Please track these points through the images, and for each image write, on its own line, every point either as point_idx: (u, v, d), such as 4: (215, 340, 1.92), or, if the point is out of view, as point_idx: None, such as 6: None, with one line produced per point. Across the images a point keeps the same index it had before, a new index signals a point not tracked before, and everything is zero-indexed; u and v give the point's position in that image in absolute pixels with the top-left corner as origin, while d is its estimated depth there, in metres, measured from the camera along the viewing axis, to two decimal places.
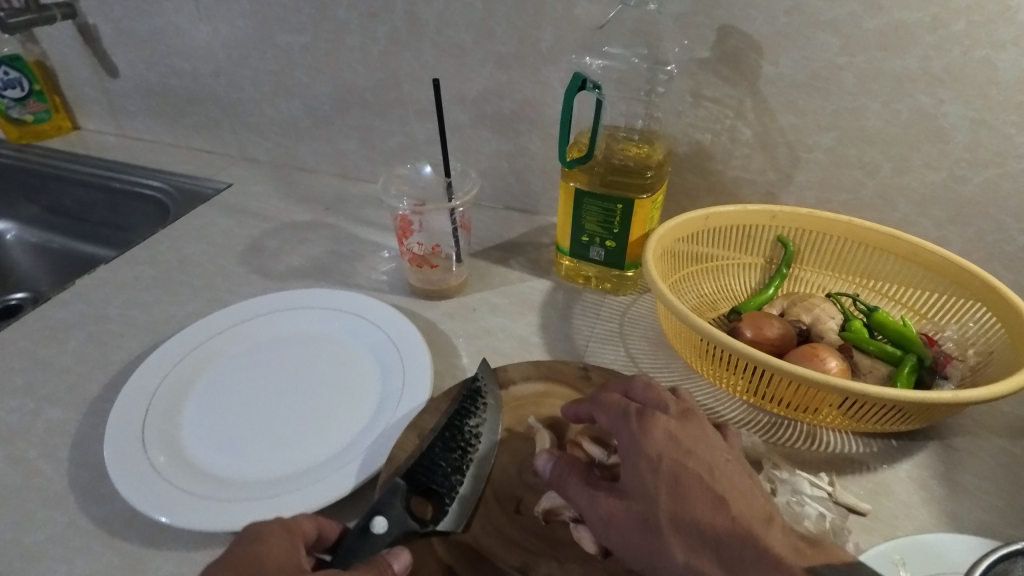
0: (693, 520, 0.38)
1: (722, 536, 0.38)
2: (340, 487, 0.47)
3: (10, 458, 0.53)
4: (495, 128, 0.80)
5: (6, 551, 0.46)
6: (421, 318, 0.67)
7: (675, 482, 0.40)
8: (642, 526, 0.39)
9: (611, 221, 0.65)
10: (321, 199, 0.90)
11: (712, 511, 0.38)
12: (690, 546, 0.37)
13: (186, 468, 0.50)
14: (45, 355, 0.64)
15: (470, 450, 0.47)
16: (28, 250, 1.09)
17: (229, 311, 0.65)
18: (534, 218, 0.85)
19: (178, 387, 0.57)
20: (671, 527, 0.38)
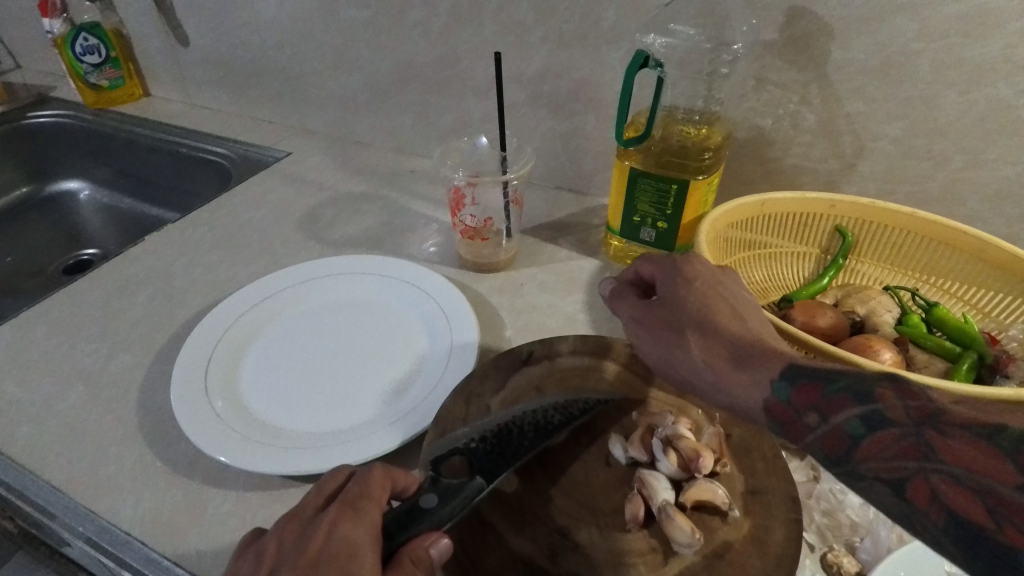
0: (702, 335, 0.42)
1: (733, 342, 0.41)
2: (389, 442, 0.49)
3: (87, 398, 0.57)
4: (551, 107, 0.80)
5: (82, 481, 0.50)
6: (471, 290, 0.69)
7: (684, 309, 0.44)
8: (674, 332, 0.44)
9: (665, 202, 0.64)
10: (377, 172, 0.92)
11: (744, 332, 0.42)
12: (707, 351, 0.42)
13: (243, 416, 0.53)
14: (118, 305, 0.68)
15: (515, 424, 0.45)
16: (99, 209, 1.16)
17: (288, 272, 0.68)
18: (584, 199, 0.85)
19: (238, 341, 0.60)
20: (690, 342, 0.42)
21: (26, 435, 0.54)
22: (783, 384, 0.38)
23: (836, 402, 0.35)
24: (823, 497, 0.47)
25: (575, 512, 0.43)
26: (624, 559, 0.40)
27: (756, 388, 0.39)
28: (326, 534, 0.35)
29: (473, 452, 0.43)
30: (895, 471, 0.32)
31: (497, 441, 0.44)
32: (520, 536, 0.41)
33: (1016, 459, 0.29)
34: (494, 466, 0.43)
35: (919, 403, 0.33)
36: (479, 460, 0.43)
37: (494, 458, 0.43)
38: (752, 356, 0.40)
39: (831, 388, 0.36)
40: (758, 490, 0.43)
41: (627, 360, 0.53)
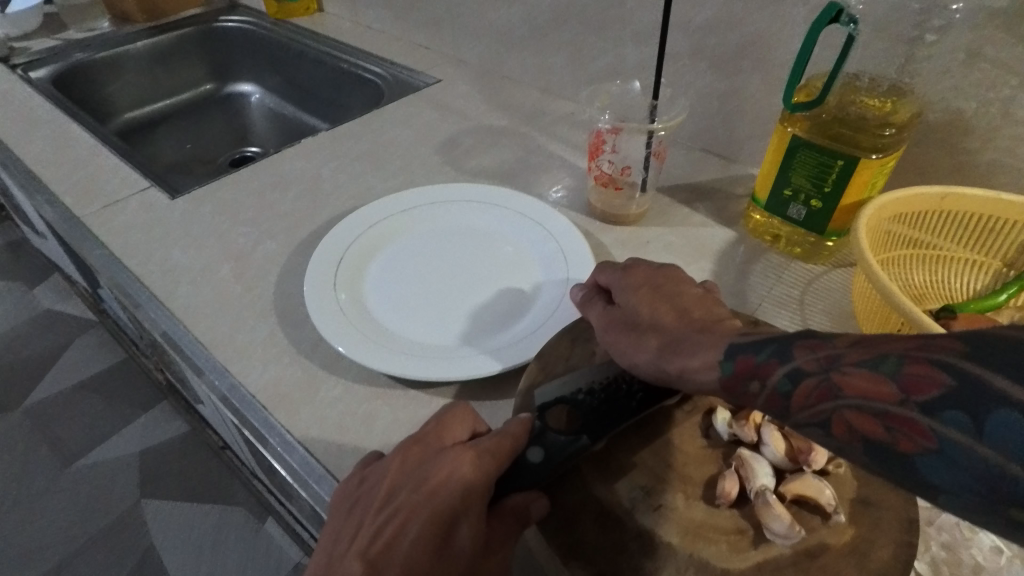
0: (659, 329, 0.41)
1: (682, 335, 0.39)
2: (490, 367, 0.50)
3: (236, 272, 0.64)
4: (714, 61, 0.74)
5: (222, 342, 0.56)
6: (594, 239, 0.67)
7: (642, 312, 0.43)
8: (631, 330, 0.42)
9: (824, 178, 0.58)
10: (520, 109, 0.92)
11: (687, 324, 0.40)
12: (660, 344, 0.40)
13: (363, 314, 0.56)
14: (271, 197, 0.74)
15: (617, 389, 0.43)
16: (265, 112, 1.26)
17: (422, 191, 0.70)
18: (731, 166, 0.79)
19: (369, 247, 0.63)
20: (648, 338, 0.41)
21: (185, 294, 0.61)
22: (727, 361, 0.34)
23: (766, 367, 0.32)
24: (944, 530, 0.42)
25: (664, 474, 0.41)
26: (708, 533, 0.38)
27: (702, 367, 0.36)
28: (446, 476, 0.36)
29: (580, 403, 0.42)
30: (817, 414, 0.29)
31: (605, 398, 0.43)
32: (603, 483, 0.41)
33: (899, 379, 0.27)
34: (599, 423, 0.42)
35: (824, 352, 0.30)
36: (585, 413, 0.42)
37: (599, 416, 0.42)
38: (683, 341, 0.38)
39: (759, 356, 0.32)
40: (870, 501, 0.39)
41: None
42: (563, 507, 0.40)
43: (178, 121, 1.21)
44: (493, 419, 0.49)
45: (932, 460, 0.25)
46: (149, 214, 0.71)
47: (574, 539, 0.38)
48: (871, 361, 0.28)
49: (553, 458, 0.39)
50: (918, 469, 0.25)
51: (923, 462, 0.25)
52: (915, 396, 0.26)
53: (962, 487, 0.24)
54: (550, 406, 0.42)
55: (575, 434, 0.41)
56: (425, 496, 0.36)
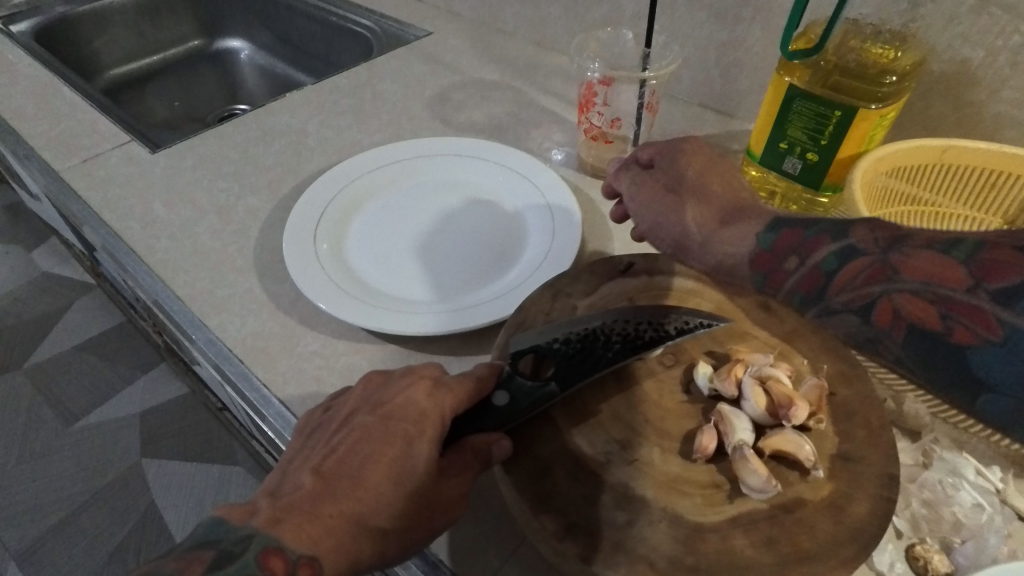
0: (701, 201, 0.47)
1: (723, 210, 0.46)
2: (470, 322, 0.49)
3: (216, 227, 0.62)
4: (713, 10, 0.71)
5: (201, 297, 0.55)
6: (583, 195, 0.65)
7: (685, 184, 0.48)
8: (672, 198, 0.48)
9: (820, 131, 0.56)
10: (514, 63, 0.89)
11: (729, 195, 0.47)
12: (701, 215, 0.47)
13: (344, 269, 0.55)
14: (254, 152, 0.72)
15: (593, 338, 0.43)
16: (256, 69, 1.23)
17: (407, 144, 0.68)
18: (729, 122, 0.77)
19: (351, 201, 0.62)
20: (691, 207, 0.47)
21: (164, 248, 0.60)
22: (769, 235, 0.43)
23: (816, 243, 0.40)
24: (927, 487, 0.41)
25: (641, 428, 0.40)
26: (683, 486, 0.37)
27: (737, 243, 0.44)
28: (402, 402, 0.36)
29: (555, 353, 0.42)
30: (863, 297, 0.38)
31: (581, 349, 0.42)
32: (578, 435, 0.39)
33: (968, 266, 0.35)
34: (571, 372, 0.41)
35: (886, 236, 0.38)
36: (558, 362, 0.42)
37: (572, 364, 0.42)
38: (731, 215, 0.46)
39: (809, 234, 0.41)
40: (850, 457, 0.38)
41: (735, 294, 0.48)
42: (535, 460, 0.38)
43: (167, 78, 1.18)
44: None
45: (984, 349, 0.33)
46: (131, 168, 0.70)
47: (544, 489, 0.37)
48: (944, 249, 0.36)
49: (514, 401, 0.39)
50: (974, 357, 0.34)
51: (975, 351, 0.34)
52: (982, 311, 0.34)
53: (1014, 375, 0.33)
54: (523, 354, 0.42)
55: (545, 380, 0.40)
56: (381, 417, 0.35)
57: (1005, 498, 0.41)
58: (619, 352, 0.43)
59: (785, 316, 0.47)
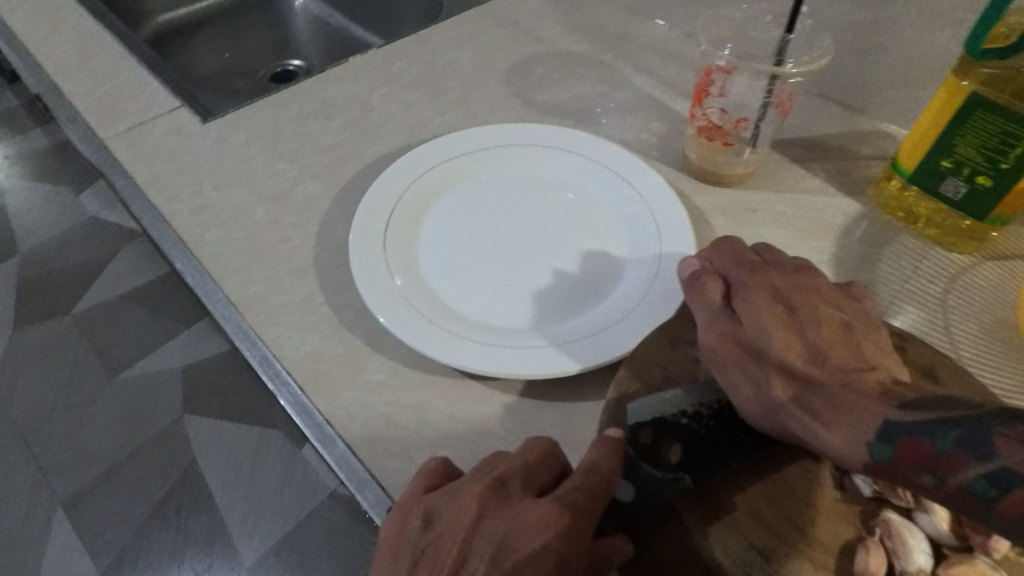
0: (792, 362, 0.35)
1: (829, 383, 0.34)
2: (567, 365, 0.41)
3: (272, 217, 0.56)
4: None
5: (255, 303, 0.49)
6: (688, 203, 0.56)
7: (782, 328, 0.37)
8: (751, 356, 0.37)
9: (1006, 151, 0.45)
10: (603, 31, 0.78)
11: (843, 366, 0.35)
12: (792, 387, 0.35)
13: (417, 281, 0.48)
14: (313, 127, 0.65)
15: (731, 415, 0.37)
16: (310, 20, 1.14)
17: (485, 130, 0.59)
18: (857, 119, 0.66)
19: (423, 197, 0.54)
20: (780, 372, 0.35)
21: (215, 240, 0.54)
22: (884, 446, 0.30)
23: (950, 461, 0.28)
24: None
25: (785, 531, 0.34)
26: None
27: (845, 446, 0.32)
28: (539, 548, 0.31)
29: (683, 430, 0.35)
30: None
31: (714, 428, 0.36)
32: (710, 537, 0.33)
33: None
34: (703, 458, 0.35)
35: None
36: (688, 442, 0.35)
37: (705, 446, 0.35)
38: (833, 398, 0.33)
39: (938, 445, 0.28)
40: None
41: None
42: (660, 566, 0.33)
43: (216, 26, 1.10)
44: (566, 426, 0.42)
45: None
46: (180, 139, 0.63)
47: None
48: None
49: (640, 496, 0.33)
50: None
51: None
52: None
53: None
54: (644, 427, 0.36)
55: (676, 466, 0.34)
56: (507, 571, 0.30)
57: None
58: (761, 439, 0.36)
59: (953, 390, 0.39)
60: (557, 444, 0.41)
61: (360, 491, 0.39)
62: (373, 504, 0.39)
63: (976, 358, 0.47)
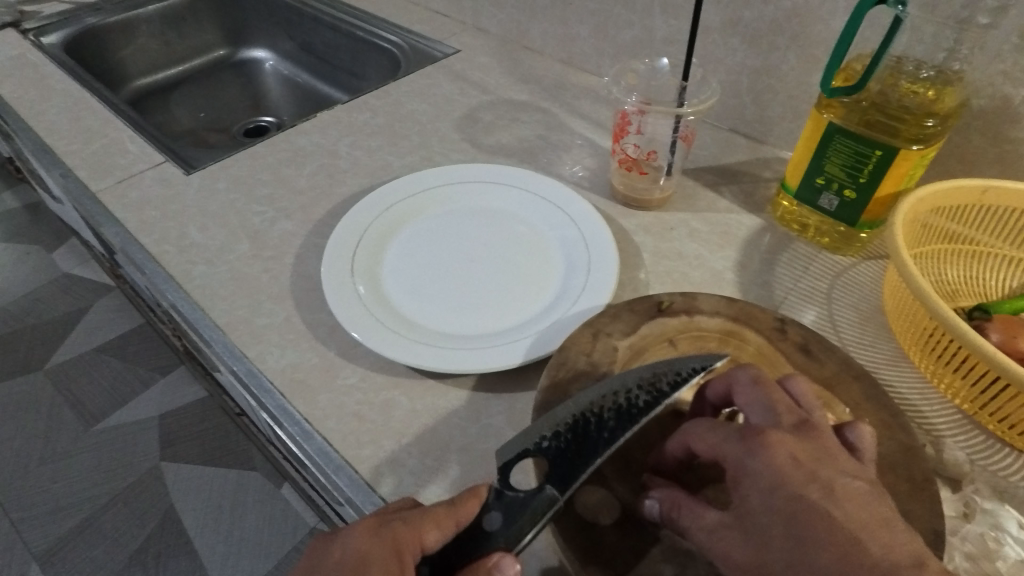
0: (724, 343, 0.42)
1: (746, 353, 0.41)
2: (510, 359, 0.49)
3: (252, 252, 0.63)
4: (749, 37, 0.71)
5: (240, 326, 0.56)
6: (616, 224, 0.65)
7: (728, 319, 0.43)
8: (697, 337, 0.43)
9: (861, 167, 0.55)
10: (542, 82, 0.89)
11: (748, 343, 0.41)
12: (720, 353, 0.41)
13: (381, 300, 0.56)
14: (287, 173, 0.73)
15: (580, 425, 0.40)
16: (279, 79, 1.24)
17: (438, 171, 0.68)
18: (760, 147, 0.77)
19: (385, 229, 0.62)
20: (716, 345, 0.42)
21: (201, 274, 0.61)
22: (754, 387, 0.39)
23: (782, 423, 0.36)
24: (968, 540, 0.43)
25: None
26: None
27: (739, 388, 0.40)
28: None
29: (547, 452, 0.39)
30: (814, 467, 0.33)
31: (574, 438, 0.39)
32: (622, 485, 0.40)
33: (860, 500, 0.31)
34: (570, 468, 0.38)
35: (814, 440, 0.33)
36: (554, 460, 0.38)
37: (570, 459, 0.38)
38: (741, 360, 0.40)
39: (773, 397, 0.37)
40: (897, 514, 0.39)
41: (775, 337, 0.48)
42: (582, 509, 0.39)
43: (191, 87, 1.19)
44: (512, 411, 0.49)
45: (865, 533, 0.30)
46: (166, 190, 0.70)
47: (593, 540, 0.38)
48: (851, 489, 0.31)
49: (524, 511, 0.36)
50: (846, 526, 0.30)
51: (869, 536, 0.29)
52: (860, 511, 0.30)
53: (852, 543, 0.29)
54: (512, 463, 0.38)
55: (539, 487, 0.37)
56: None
57: None
58: (615, 429, 0.39)
59: (826, 361, 0.47)
60: (504, 426, 0.48)
61: (336, 474, 0.46)
62: (347, 485, 0.45)
63: (855, 338, 0.56)
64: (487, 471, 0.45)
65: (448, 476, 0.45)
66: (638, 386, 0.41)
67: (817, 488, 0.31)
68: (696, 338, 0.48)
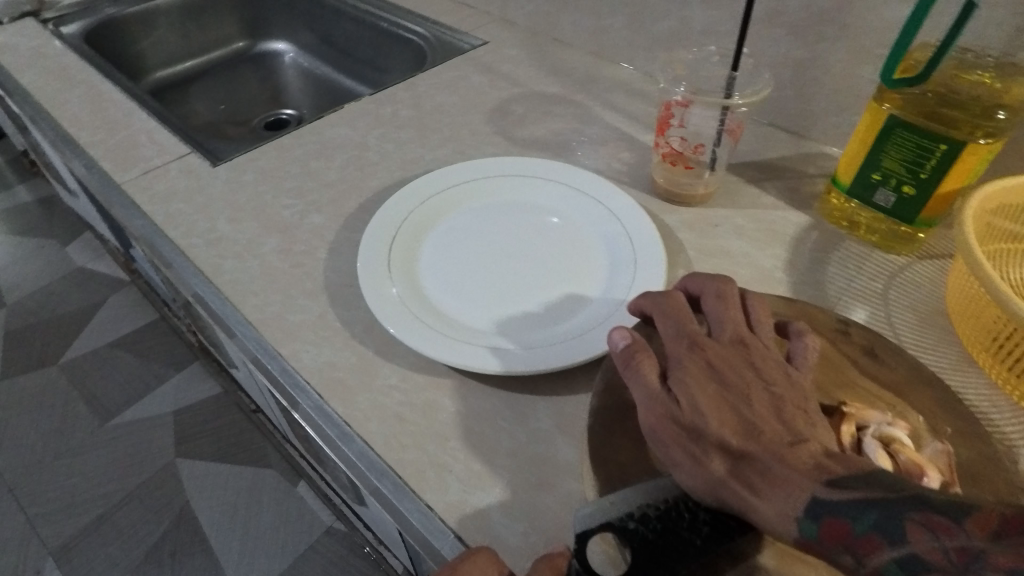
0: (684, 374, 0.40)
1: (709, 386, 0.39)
2: (558, 360, 0.47)
3: (282, 247, 0.61)
4: (794, 28, 0.69)
5: (273, 323, 0.54)
6: (658, 220, 0.63)
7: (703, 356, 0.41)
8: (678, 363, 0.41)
9: (923, 163, 0.53)
10: (574, 74, 0.86)
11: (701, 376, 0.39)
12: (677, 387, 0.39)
13: (420, 297, 0.53)
14: (316, 166, 0.71)
15: (673, 515, 0.36)
16: (300, 72, 1.22)
17: (474, 164, 0.66)
18: (803, 142, 0.74)
19: (421, 224, 0.60)
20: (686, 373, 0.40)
21: (232, 269, 0.59)
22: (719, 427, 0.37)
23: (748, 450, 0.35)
24: None
25: None
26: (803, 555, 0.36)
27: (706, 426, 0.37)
28: None
29: (631, 536, 0.35)
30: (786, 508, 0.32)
31: (662, 531, 0.35)
32: None
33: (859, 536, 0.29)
34: (649, 564, 0.34)
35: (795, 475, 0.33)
36: (637, 551, 0.34)
37: (651, 556, 0.35)
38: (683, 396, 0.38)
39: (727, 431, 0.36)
40: None
41: (838, 340, 0.46)
42: None
43: (211, 80, 1.17)
44: (561, 415, 0.47)
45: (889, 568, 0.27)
46: (193, 182, 0.69)
47: None
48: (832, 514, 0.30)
49: None
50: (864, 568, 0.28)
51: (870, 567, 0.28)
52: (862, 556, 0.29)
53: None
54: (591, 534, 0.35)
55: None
56: None
57: None
58: (707, 539, 0.35)
59: (894, 366, 0.45)
60: (553, 430, 0.46)
61: (379, 479, 0.43)
62: (392, 490, 0.43)
63: (915, 340, 0.53)
64: (538, 478, 0.43)
65: (497, 482, 0.43)
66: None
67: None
68: None
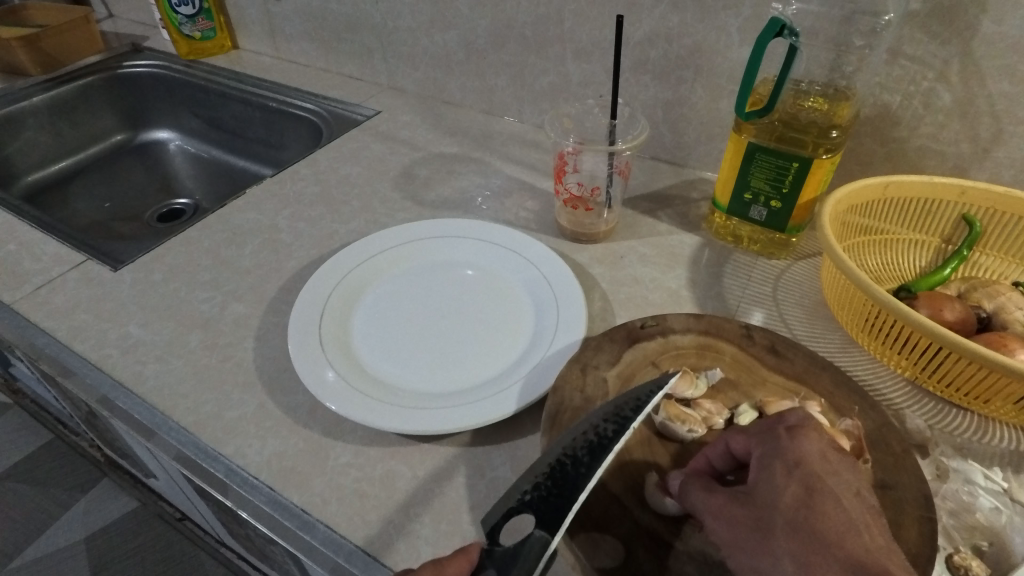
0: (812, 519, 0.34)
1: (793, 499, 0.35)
2: (503, 409, 0.49)
3: (206, 343, 0.60)
4: (657, 73, 0.77)
5: (210, 422, 0.52)
6: (571, 260, 0.68)
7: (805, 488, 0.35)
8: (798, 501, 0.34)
9: (783, 179, 0.61)
10: (469, 133, 0.91)
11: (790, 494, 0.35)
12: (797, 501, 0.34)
13: (357, 369, 0.54)
14: (227, 255, 0.70)
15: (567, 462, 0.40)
16: (188, 158, 1.19)
17: (391, 232, 0.68)
18: (682, 171, 0.83)
19: (345, 298, 0.61)
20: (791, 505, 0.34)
21: (155, 375, 0.57)
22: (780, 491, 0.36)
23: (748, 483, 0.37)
24: (949, 498, 0.47)
25: None
26: None
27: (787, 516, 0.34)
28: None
29: (530, 504, 0.38)
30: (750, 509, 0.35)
31: (553, 482, 0.39)
32: (647, 510, 0.42)
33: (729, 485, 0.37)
34: (555, 511, 0.38)
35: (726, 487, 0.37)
36: (540, 510, 0.38)
37: (554, 501, 0.38)
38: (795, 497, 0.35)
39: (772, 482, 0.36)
40: (887, 485, 0.43)
41: (744, 343, 0.52)
42: (616, 543, 0.40)
43: (91, 176, 1.11)
44: (516, 460, 0.49)
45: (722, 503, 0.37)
46: (96, 291, 0.65)
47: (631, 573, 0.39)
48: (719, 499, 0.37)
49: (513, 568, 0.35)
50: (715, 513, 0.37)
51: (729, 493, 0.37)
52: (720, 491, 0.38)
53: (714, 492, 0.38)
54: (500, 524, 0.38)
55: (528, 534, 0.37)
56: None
57: (1013, 496, 0.47)
58: (592, 465, 0.39)
59: (794, 358, 0.51)
60: (512, 476, 0.48)
61: (350, 560, 0.43)
62: (364, 569, 0.43)
63: (806, 331, 0.61)
64: None
65: (466, 538, 0.44)
66: (605, 420, 0.42)
67: (818, 498, 0.34)
68: (680, 351, 0.51)
